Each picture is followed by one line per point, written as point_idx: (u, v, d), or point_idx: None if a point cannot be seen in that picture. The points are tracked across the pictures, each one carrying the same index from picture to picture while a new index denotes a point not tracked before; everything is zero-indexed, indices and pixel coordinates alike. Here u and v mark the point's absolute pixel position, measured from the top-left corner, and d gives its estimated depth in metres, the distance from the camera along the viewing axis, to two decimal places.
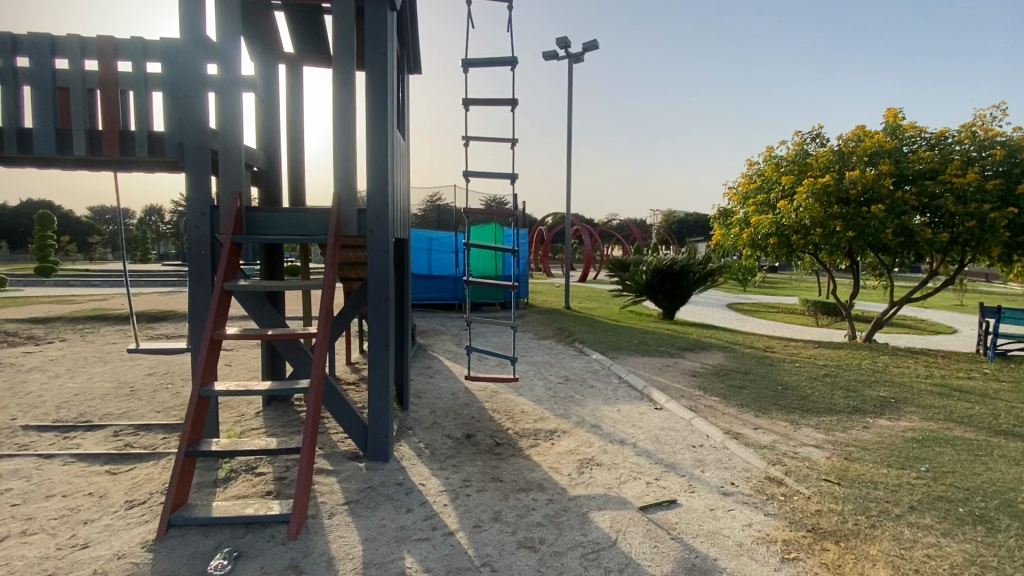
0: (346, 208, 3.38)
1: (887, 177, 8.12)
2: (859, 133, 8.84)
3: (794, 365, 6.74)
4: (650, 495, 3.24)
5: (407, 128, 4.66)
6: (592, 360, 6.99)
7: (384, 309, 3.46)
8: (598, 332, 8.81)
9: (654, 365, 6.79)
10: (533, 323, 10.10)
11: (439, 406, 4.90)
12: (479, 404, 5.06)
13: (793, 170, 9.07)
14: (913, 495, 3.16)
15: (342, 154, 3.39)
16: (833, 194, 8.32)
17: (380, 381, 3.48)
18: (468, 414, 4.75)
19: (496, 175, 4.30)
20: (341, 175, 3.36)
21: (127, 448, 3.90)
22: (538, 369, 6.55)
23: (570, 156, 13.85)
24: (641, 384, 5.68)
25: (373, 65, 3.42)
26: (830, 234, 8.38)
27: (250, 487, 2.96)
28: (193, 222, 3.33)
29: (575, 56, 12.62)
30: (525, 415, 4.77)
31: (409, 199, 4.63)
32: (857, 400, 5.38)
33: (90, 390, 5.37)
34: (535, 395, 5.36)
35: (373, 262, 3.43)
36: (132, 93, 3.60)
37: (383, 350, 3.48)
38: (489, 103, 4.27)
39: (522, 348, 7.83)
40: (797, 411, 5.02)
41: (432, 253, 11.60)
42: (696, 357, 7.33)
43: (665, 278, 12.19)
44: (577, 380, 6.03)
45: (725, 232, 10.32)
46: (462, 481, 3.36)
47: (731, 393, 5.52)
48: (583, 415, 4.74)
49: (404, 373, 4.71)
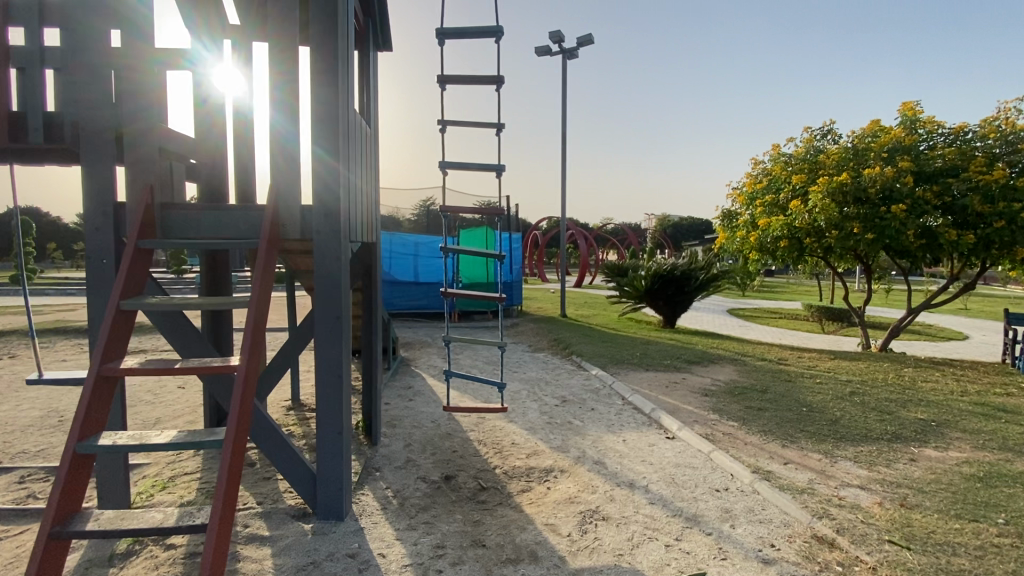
0: (286, 206, 2.69)
1: (907, 174, 7.53)
2: (874, 128, 8.24)
3: (816, 382, 6.06)
4: (672, 566, 2.55)
5: (375, 115, 3.97)
6: (591, 377, 6.31)
7: (337, 331, 2.76)
8: (597, 344, 8.10)
9: (660, 382, 6.11)
10: (526, 333, 9.41)
11: (415, 438, 4.20)
12: (463, 434, 4.37)
13: (804, 169, 8.44)
14: (1006, 564, 2.50)
15: (281, 140, 2.71)
16: (848, 193, 7.73)
17: (332, 420, 2.78)
18: (449, 448, 4.05)
19: (479, 167, 3.62)
20: (279, 165, 2.68)
21: (25, 503, 3.18)
22: (532, 389, 5.85)
23: (565, 156, 13.21)
24: (648, 407, 5.00)
25: (321, 27, 2.73)
26: (846, 237, 7.76)
27: (151, 572, 2.26)
28: (90, 224, 2.61)
29: (570, 51, 11.99)
30: (517, 449, 4.08)
31: (378, 195, 3.96)
32: (894, 424, 4.74)
33: (11, 421, 4.63)
34: (528, 422, 4.67)
35: (321, 271, 2.73)
36: (26, 68, 2.92)
37: (335, 381, 2.78)
38: (469, 81, 3.59)
39: (514, 363, 7.13)
40: (831, 440, 4.34)
41: (419, 259, 10.90)
42: (705, 372, 6.65)
43: (667, 284, 11.55)
44: (576, 402, 5.34)
45: (730, 235, 9.71)
46: (435, 548, 2.66)
47: (751, 417, 4.84)
48: (584, 447, 4.06)
49: (374, 400, 4.01)
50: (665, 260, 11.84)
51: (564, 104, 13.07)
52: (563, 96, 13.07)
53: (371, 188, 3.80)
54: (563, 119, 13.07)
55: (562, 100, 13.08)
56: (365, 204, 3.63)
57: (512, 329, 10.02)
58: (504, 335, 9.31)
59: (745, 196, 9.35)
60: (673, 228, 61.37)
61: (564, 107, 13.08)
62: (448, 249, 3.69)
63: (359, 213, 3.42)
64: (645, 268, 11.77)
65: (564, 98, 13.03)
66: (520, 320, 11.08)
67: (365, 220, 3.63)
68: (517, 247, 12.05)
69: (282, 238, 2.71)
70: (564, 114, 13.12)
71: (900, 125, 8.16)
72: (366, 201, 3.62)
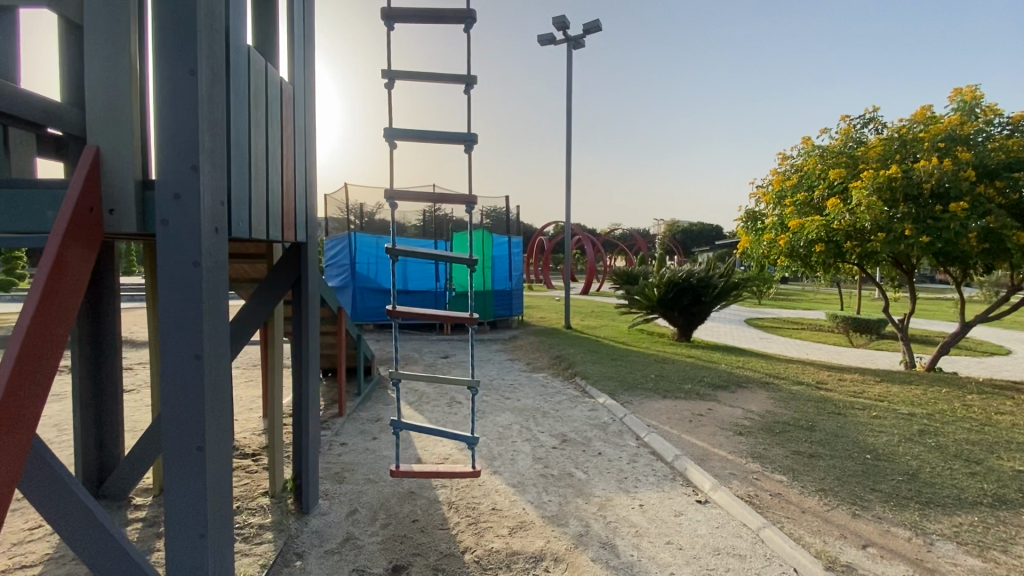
0: (119, 184, 1.74)
1: (967, 167, 6.43)
2: (924, 115, 7.17)
3: (872, 416, 4.98)
4: None
5: (307, 64, 2.91)
6: (598, 407, 5.27)
7: (196, 377, 1.75)
8: (604, 362, 7.06)
9: (681, 415, 5.06)
10: (524, 348, 8.39)
11: (365, 502, 3.19)
12: (430, 493, 3.36)
13: (842, 163, 7.37)
14: None
15: (110, 79, 1.74)
16: (897, 190, 6.64)
17: (193, 518, 1.78)
18: (407, 518, 3.04)
19: (442, 137, 2.64)
20: (104, 120, 1.73)
21: None
22: (526, 422, 4.82)
23: (570, 154, 12.26)
24: (670, 454, 3.96)
25: None
26: (896, 241, 6.63)
27: None
28: None
29: (575, 40, 11.02)
30: (498, 519, 3.05)
31: (315, 179, 3.01)
32: (991, 479, 3.65)
33: None
34: (516, 474, 3.65)
35: (169, 285, 1.72)
36: None
37: (196, 457, 1.76)
38: (428, 19, 2.60)
39: (507, 387, 6.11)
40: (916, 507, 3.26)
41: (408, 264, 9.93)
42: (734, 402, 5.57)
43: (681, 293, 10.49)
44: (579, 442, 4.31)
45: (755, 239, 8.66)
46: None
47: (801, 468, 3.80)
48: (588, 518, 3.04)
49: (306, 454, 3.00)
50: (679, 266, 10.79)
51: (568, 98, 12.10)
52: (567, 88, 12.12)
53: (301, 166, 2.82)
54: (568, 114, 12.11)
55: (566, 93, 12.12)
56: (289, 187, 2.67)
57: (510, 343, 9.00)
58: (500, 351, 8.30)
59: (773, 195, 8.30)
60: (682, 233, 59.98)
61: (568, 100, 12.12)
62: (387, 250, 2.62)
63: (275, 199, 2.46)
64: (657, 275, 10.71)
65: (568, 91, 12.06)
66: (519, 333, 10.05)
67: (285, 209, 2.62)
68: (516, 252, 11.06)
69: (106, 230, 1.73)
70: (569, 107, 12.16)
71: (954, 111, 7.08)
72: (290, 184, 2.66)
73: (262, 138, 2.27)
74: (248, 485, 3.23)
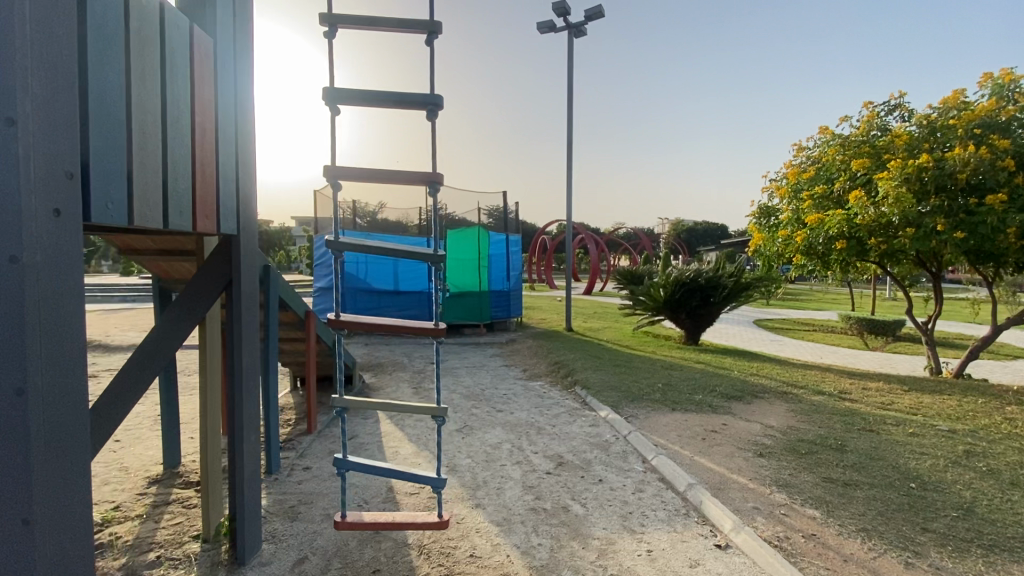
0: None
1: (1004, 155, 5.84)
2: (954, 100, 6.56)
3: (908, 434, 4.41)
4: None
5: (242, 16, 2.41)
6: (599, 422, 4.73)
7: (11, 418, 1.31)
8: (607, 369, 6.52)
9: (692, 432, 4.52)
10: (521, 353, 7.85)
11: (318, 547, 2.66)
12: (397, 535, 2.82)
13: (866, 152, 6.80)
14: None
15: None
16: (926, 182, 6.06)
17: None
18: (365, 568, 2.51)
19: (400, 102, 2.10)
20: None
21: None
22: (517, 441, 4.28)
23: (570, 148, 11.73)
24: (682, 482, 3.42)
25: None
26: (926, 237, 6.05)
27: None
28: None
29: (576, 27, 10.47)
30: (475, 570, 2.52)
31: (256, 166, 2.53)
32: None
33: None
34: (501, 508, 3.13)
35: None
36: None
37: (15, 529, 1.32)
38: None
39: (500, 397, 5.58)
40: (978, 555, 2.71)
41: (400, 263, 9.33)
42: (751, 416, 5.01)
43: (688, 294, 9.92)
44: (577, 466, 3.78)
45: (769, 236, 8.10)
46: None
47: (836, 501, 3.25)
48: (584, 569, 2.51)
49: (240, 492, 2.49)
50: (687, 265, 10.22)
51: (569, 89, 11.57)
52: (568, 80, 11.57)
53: (230, 139, 2.31)
54: (569, 106, 11.58)
55: (567, 84, 11.59)
56: (213, 180, 2.21)
57: (506, 347, 8.47)
58: (495, 356, 7.76)
59: (790, 189, 7.76)
60: (687, 233, 59.21)
61: (569, 92, 11.58)
62: (326, 243, 2.12)
63: (184, 192, 1.98)
64: (663, 275, 10.15)
65: (569, 83, 11.54)
66: (517, 336, 9.52)
67: (206, 193, 2.14)
68: (515, 250, 10.50)
69: None
70: (570, 99, 11.63)
71: (988, 95, 6.47)
72: (213, 177, 2.19)
73: (160, 110, 1.81)
74: (178, 526, 2.71)
